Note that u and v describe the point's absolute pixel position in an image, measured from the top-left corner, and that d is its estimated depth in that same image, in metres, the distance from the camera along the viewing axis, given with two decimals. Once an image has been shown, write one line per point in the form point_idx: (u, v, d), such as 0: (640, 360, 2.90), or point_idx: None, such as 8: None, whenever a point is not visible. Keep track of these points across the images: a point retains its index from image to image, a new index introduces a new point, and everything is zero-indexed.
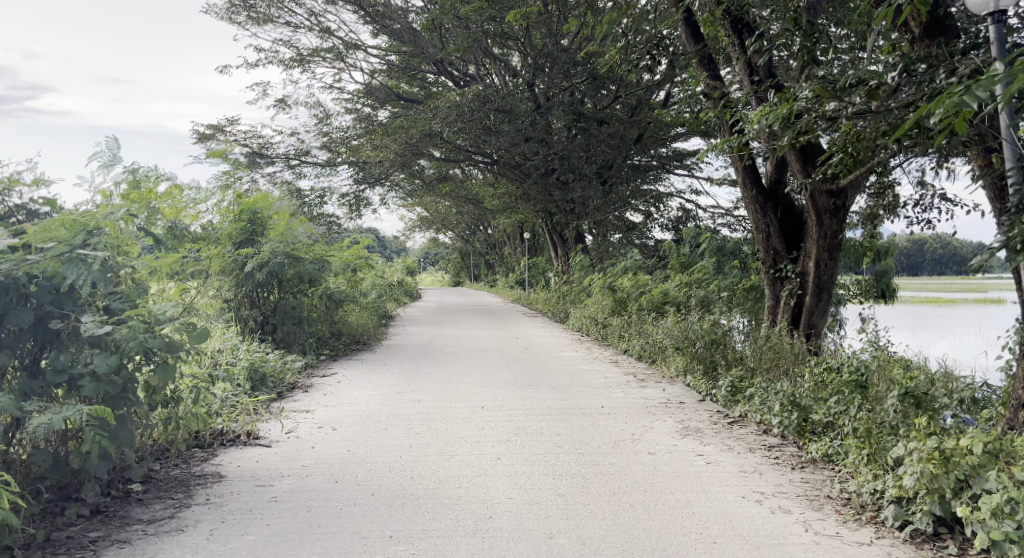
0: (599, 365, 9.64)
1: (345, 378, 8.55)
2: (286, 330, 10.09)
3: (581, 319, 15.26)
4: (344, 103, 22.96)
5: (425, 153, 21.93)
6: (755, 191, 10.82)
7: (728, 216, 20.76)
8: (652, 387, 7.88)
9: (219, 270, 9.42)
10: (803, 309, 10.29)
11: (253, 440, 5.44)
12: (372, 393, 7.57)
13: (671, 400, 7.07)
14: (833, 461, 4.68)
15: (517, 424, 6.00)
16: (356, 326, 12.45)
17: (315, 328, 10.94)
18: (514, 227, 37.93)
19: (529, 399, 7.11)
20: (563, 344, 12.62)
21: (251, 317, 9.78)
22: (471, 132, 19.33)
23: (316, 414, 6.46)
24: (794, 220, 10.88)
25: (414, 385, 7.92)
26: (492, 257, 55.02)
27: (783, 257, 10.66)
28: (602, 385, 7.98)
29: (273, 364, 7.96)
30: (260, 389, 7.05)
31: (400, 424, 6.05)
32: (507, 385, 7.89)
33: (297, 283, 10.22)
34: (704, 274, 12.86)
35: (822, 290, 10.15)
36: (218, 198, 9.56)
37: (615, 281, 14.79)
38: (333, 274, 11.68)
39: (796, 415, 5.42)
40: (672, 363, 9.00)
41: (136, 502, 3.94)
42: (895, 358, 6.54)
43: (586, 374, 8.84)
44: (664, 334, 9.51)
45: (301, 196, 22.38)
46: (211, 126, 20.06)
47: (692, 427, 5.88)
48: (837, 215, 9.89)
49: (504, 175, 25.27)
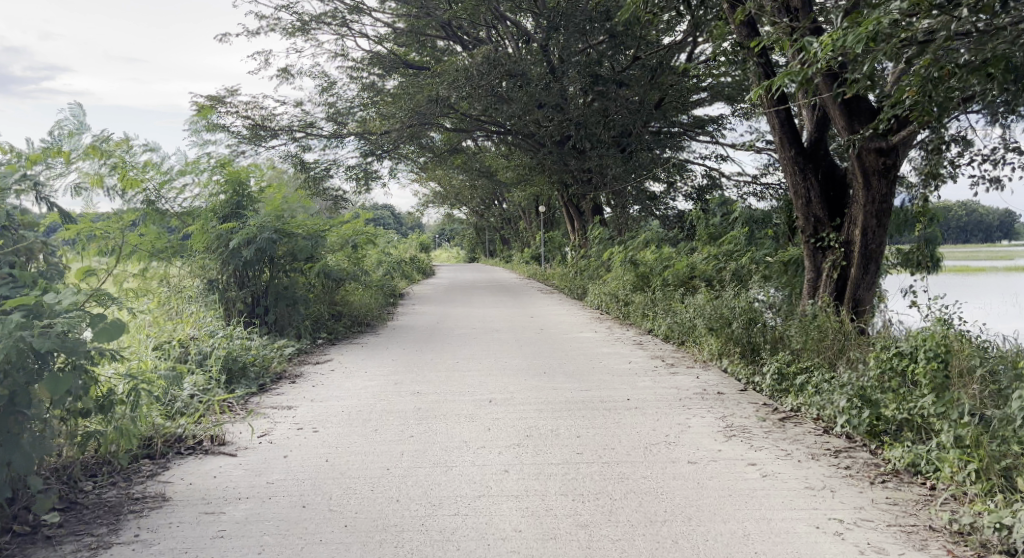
0: (622, 347, 8.74)
1: (338, 366, 7.69)
2: (281, 312, 9.22)
3: (600, 295, 14.33)
4: (349, 72, 22.03)
5: (434, 122, 20.97)
6: (793, 151, 9.74)
7: (754, 184, 19.60)
8: (683, 373, 6.97)
9: (203, 247, 8.65)
10: (848, 282, 9.30)
11: (217, 447, 4.62)
12: (367, 384, 6.72)
13: (707, 389, 6.16)
14: (922, 475, 3.74)
15: (530, 423, 5.14)
16: (360, 306, 11.63)
17: (313, 311, 10.11)
18: (529, 201, 36.90)
19: (545, 389, 6.24)
20: (581, 323, 11.72)
21: (238, 298, 8.88)
22: (480, 99, 18.31)
23: (299, 412, 5.66)
24: (837, 183, 9.81)
25: (415, 374, 7.07)
26: (507, 232, 54.07)
27: (826, 225, 9.63)
28: (627, 372, 7.07)
29: (257, 352, 7.13)
30: (237, 383, 6.23)
31: (393, 424, 5.21)
32: (520, 373, 7.00)
33: (290, 260, 9.38)
34: (735, 247, 11.83)
35: (870, 261, 9.13)
36: (203, 169, 8.91)
37: (636, 255, 13.83)
38: (331, 251, 10.85)
39: (867, 412, 4.47)
40: (704, 345, 8.06)
41: (44, 541, 3.12)
42: (976, 341, 5.56)
43: (608, 358, 7.93)
44: (695, 312, 8.55)
45: (306, 169, 21.54)
46: (210, 97, 19.27)
47: (738, 427, 4.95)
48: (886, 176, 8.82)
49: (518, 145, 24.24)
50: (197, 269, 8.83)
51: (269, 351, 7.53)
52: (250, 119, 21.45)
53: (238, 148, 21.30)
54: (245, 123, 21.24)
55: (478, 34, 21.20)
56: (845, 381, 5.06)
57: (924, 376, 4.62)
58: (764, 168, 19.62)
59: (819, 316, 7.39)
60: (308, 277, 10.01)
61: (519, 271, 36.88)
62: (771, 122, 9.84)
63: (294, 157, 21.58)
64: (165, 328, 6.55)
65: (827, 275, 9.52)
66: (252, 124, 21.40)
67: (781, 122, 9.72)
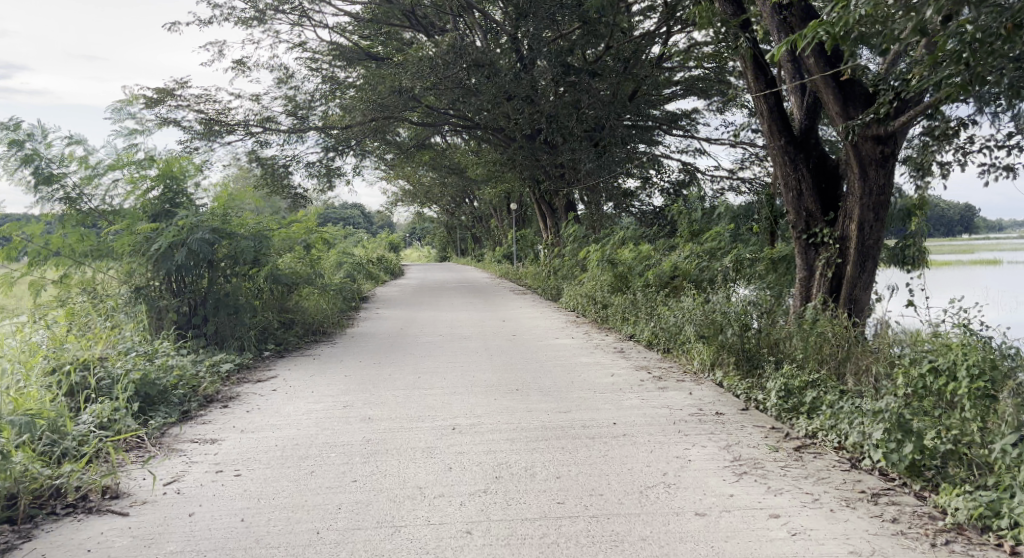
0: (603, 357, 7.90)
1: (282, 385, 6.73)
2: (221, 322, 8.19)
3: (575, 297, 13.54)
4: (309, 63, 20.98)
5: (400, 115, 20.00)
6: (783, 140, 9.03)
7: (730, 178, 19.00)
8: (675, 388, 6.14)
9: (128, 249, 7.62)
10: (843, 280, 8.64)
11: (106, 503, 3.64)
12: (313, 407, 5.79)
13: (704, 409, 5.37)
14: (995, 533, 2.99)
15: (500, 460, 4.28)
16: (316, 313, 10.62)
17: (260, 319, 9.09)
18: (500, 198, 36.04)
19: (516, 412, 5.38)
20: (557, 328, 10.91)
21: (171, 307, 7.78)
22: (447, 92, 17.41)
23: (223, 448, 4.71)
24: (828, 174, 9.12)
25: (368, 394, 6.15)
26: (478, 230, 53.15)
27: (819, 219, 8.94)
28: (610, 387, 6.25)
29: (185, 372, 6.15)
30: (155, 411, 5.25)
31: (334, 464, 4.29)
32: (490, 391, 6.15)
33: (232, 265, 8.37)
34: (719, 244, 11.08)
35: (866, 258, 8.47)
36: (130, 162, 7.90)
37: (613, 253, 13.01)
38: (281, 253, 9.88)
39: (908, 445, 3.71)
40: (693, 354, 7.28)
41: None
42: (1013, 351, 4.83)
43: (589, 370, 7.12)
44: (683, 317, 7.78)
45: (264, 166, 20.43)
46: (158, 90, 18.08)
47: (748, 461, 4.15)
48: (885, 165, 8.15)
49: (487, 139, 23.38)
50: (125, 274, 7.79)
51: (200, 370, 6.55)
52: (204, 114, 20.28)
53: (191, 145, 20.10)
54: (199, 118, 20.08)
55: (444, 24, 20.27)
56: (869, 403, 4.30)
57: (968, 399, 3.89)
58: (741, 162, 19.06)
59: (822, 322, 6.65)
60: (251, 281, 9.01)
61: (490, 270, 35.98)
62: (759, 109, 9.14)
63: (252, 154, 20.45)
64: (69, 345, 5.55)
65: (821, 273, 8.84)
66: (206, 119, 20.23)
67: (770, 109, 9.01)
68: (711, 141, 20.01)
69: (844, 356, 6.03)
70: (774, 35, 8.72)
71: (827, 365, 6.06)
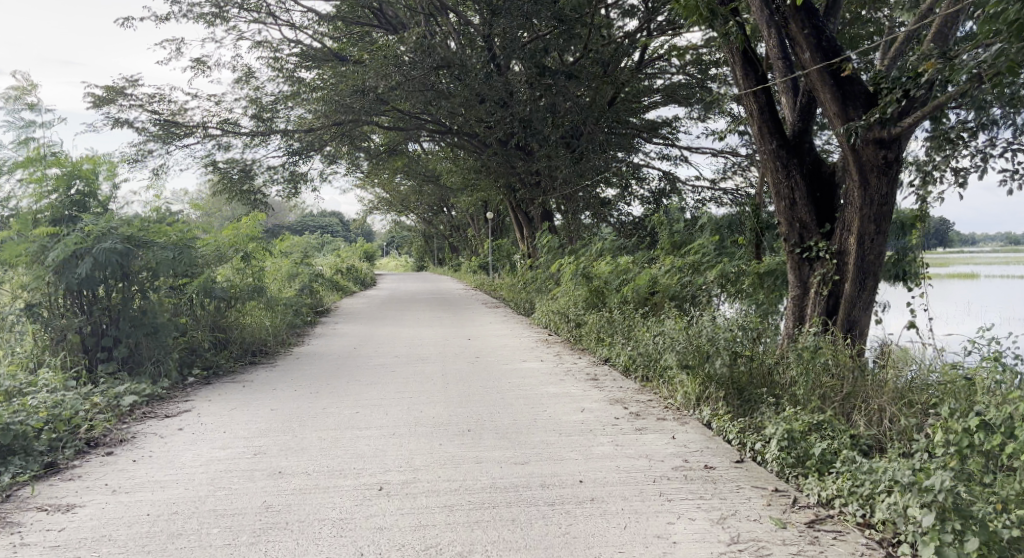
0: (573, 387, 6.91)
1: (192, 423, 5.64)
2: (135, 345, 7.05)
3: (548, 313, 12.59)
4: (273, 64, 19.92)
5: (367, 119, 18.98)
6: (775, 143, 8.17)
7: (712, 190, 18.26)
8: (655, 432, 5.16)
9: (22, 260, 6.50)
10: (841, 300, 7.78)
11: None
12: (217, 455, 4.74)
13: (691, 462, 4.44)
14: None
15: (429, 543, 3.28)
16: (256, 331, 9.51)
17: (183, 338, 7.96)
18: (476, 206, 35.11)
19: (462, 466, 4.38)
20: (526, 349, 9.94)
21: (73, 327, 6.71)
22: (416, 96, 16.46)
23: (77, 517, 3.63)
24: (823, 181, 8.27)
25: (289, 437, 5.13)
26: (455, 239, 52.10)
27: (814, 232, 8.10)
28: (580, 428, 5.30)
29: (65, 412, 5.06)
30: (6, 465, 4.18)
31: (211, 550, 3.24)
32: (437, 434, 5.16)
33: (151, 279, 7.22)
34: (703, 257, 10.14)
35: (866, 275, 7.62)
36: (28, 159, 6.77)
37: (589, 266, 12.04)
38: (215, 264, 8.83)
39: (971, 533, 2.82)
40: (676, 386, 6.33)
41: None
42: None
43: (556, 404, 6.15)
44: (663, 343, 6.85)
45: (223, 170, 19.35)
46: (107, 88, 16.92)
47: (749, 545, 3.20)
48: (887, 172, 7.31)
49: (461, 145, 22.42)
50: (18, 287, 6.69)
51: (87, 406, 5.45)
52: (159, 114, 19.09)
53: (145, 147, 18.93)
54: (153, 119, 18.89)
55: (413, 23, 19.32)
56: (906, 469, 3.41)
57: None
58: (723, 173, 18.31)
59: (825, 351, 5.77)
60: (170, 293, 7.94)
61: (466, 281, 34.98)
62: (748, 109, 8.29)
63: (210, 157, 19.29)
64: None
65: (816, 292, 7.99)
66: (162, 119, 19.05)
67: (761, 109, 8.16)
68: (693, 150, 19.25)
69: (850, 392, 5.34)
70: (763, 30, 7.98)
71: (832, 402, 5.33)
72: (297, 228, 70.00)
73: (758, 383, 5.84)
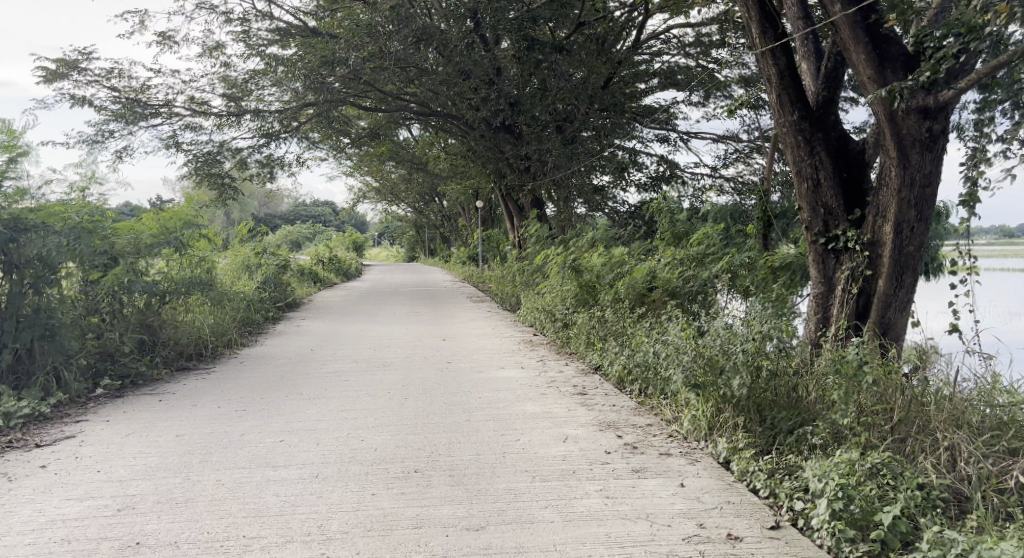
0: (556, 404, 5.70)
1: (64, 457, 4.34)
2: (25, 350, 5.78)
3: (534, 310, 11.36)
4: (245, 38, 18.56)
5: (344, 99, 17.67)
6: (796, 114, 6.93)
7: (713, 177, 17.06)
8: (656, 476, 3.93)
9: None
10: (873, 299, 6.55)
11: None
12: (67, 511, 3.46)
13: (711, 530, 3.23)
14: None
15: None
16: (195, 331, 8.23)
17: (96, 340, 6.70)
18: (467, 196, 33.80)
19: (394, 537, 3.15)
20: (507, 352, 8.71)
21: None
22: (393, 71, 15.14)
23: None
24: (851, 160, 7.04)
25: (178, 483, 3.86)
26: (447, 230, 50.75)
27: (841, 219, 6.88)
28: (561, 468, 4.08)
29: None
30: None
31: None
32: (372, 479, 3.92)
33: (47, 272, 5.98)
34: (707, 247, 8.87)
35: (903, 270, 6.39)
36: None
37: (578, 259, 10.76)
38: (143, 254, 7.55)
39: None
40: (683, 408, 5.12)
41: None
42: None
43: (533, 430, 4.92)
44: (665, 353, 5.64)
45: (189, 153, 18.03)
46: (59, 61, 15.59)
47: None
48: (931, 148, 6.08)
49: (448, 128, 21.13)
50: None
51: None
52: (120, 92, 17.72)
53: (105, 127, 17.58)
54: (114, 96, 17.54)
55: None
56: None
57: None
58: (724, 159, 17.11)
59: (869, 365, 4.56)
60: (76, 285, 6.67)
61: (455, 272, 33.71)
62: (766, 75, 7.02)
63: (177, 139, 17.94)
64: None
65: (844, 289, 6.77)
66: (124, 98, 17.68)
67: (781, 74, 6.90)
68: (693, 135, 18.00)
69: (905, 418, 4.20)
70: None
71: (881, 434, 4.17)
72: (287, 216, 68.58)
73: (785, 404, 4.63)
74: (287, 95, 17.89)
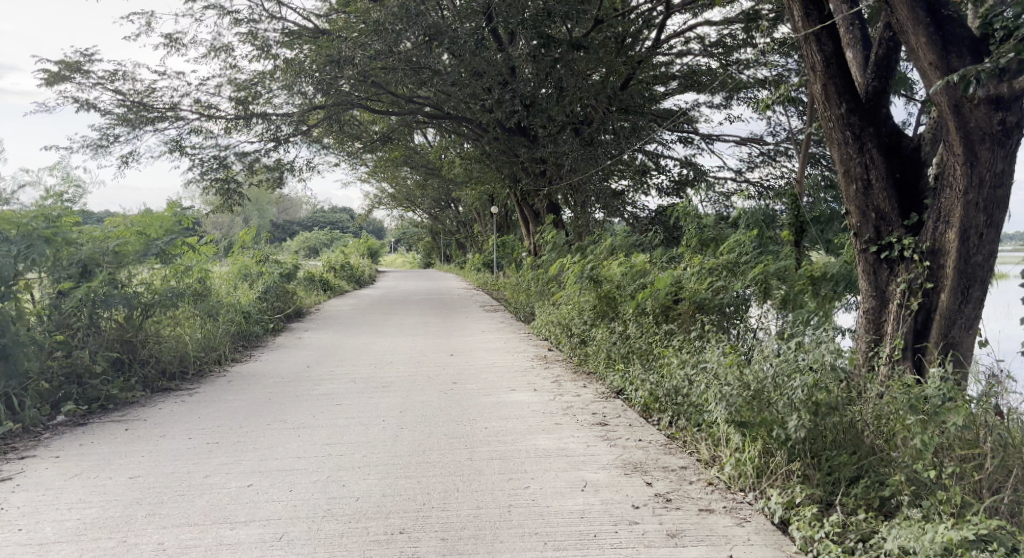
0: (573, 438, 4.94)
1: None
2: None
3: (549, 323, 10.61)
4: (253, 40, 18.05)
5: (354, 102, 17.09)
6: (844, 106, 5.94)
7: (737, 181, 16.22)
8: (698, 544, 3.16)
9: None
10: (934, 316, 5.58)
11: None
12: None
13: None
14: None
15: None
16: (181, 347, 7.59)
17: (63, 360, 6.06)
18: (484, 201, 33.18)
19: None
20: (519, 370, 7.96)
21: None
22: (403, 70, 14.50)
23: None
24: (905, 158, 6.09)
25: (110, 549, 3.15)
26: (463, 236, 50.15)
27: (895, 224, 5.90)
28: (579, 530, 3.33)
29: None
30: None
31: None
32: (345, 545, 3.18)
33: None
34: (739, 254, 8.06)
35: (970, 282, 5.42)
36: None
37: (596, 267, 9.99)
38: (121, 265, 6.91)
39: None
40: (725, 449, 4.33)
41: None
42: None
43: (545, 474, 4.16)
44: (700, 383, 4.86)
45: (196, 157, 17.52)
46: (62, 63, 15.12)
47: None
48: (1003, 144, 5.08)
49: (462, 131, 20.46)
50: None
51: None
52: (126, 96, 17.26)
53: (110, 131, 17.11)
54: (119, 100, 17.09)
55: None
56: None
57: None
58: (749, 162, 16.27)
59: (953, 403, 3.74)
60: (38, 299, 6.03)
61: (471, 279, 33.03)
62: (808, 61, 6.02)
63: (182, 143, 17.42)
64: None
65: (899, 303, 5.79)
66: (130, 101, 17.21)
67: (828, 60, 5.90)
68: (716, 137, 17.19)
69: (1006, 468, 3.38)
70: None
71: (977, 489, 3.35)
72: (304, 222, 68.38)
73: (848, 446, 3.82)
74: (298, 99, 17.34)
